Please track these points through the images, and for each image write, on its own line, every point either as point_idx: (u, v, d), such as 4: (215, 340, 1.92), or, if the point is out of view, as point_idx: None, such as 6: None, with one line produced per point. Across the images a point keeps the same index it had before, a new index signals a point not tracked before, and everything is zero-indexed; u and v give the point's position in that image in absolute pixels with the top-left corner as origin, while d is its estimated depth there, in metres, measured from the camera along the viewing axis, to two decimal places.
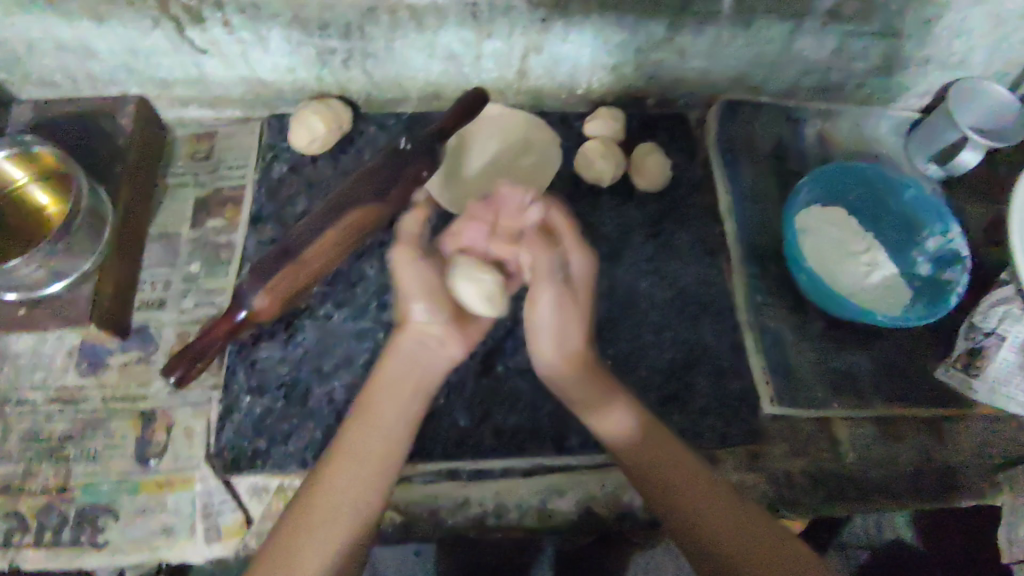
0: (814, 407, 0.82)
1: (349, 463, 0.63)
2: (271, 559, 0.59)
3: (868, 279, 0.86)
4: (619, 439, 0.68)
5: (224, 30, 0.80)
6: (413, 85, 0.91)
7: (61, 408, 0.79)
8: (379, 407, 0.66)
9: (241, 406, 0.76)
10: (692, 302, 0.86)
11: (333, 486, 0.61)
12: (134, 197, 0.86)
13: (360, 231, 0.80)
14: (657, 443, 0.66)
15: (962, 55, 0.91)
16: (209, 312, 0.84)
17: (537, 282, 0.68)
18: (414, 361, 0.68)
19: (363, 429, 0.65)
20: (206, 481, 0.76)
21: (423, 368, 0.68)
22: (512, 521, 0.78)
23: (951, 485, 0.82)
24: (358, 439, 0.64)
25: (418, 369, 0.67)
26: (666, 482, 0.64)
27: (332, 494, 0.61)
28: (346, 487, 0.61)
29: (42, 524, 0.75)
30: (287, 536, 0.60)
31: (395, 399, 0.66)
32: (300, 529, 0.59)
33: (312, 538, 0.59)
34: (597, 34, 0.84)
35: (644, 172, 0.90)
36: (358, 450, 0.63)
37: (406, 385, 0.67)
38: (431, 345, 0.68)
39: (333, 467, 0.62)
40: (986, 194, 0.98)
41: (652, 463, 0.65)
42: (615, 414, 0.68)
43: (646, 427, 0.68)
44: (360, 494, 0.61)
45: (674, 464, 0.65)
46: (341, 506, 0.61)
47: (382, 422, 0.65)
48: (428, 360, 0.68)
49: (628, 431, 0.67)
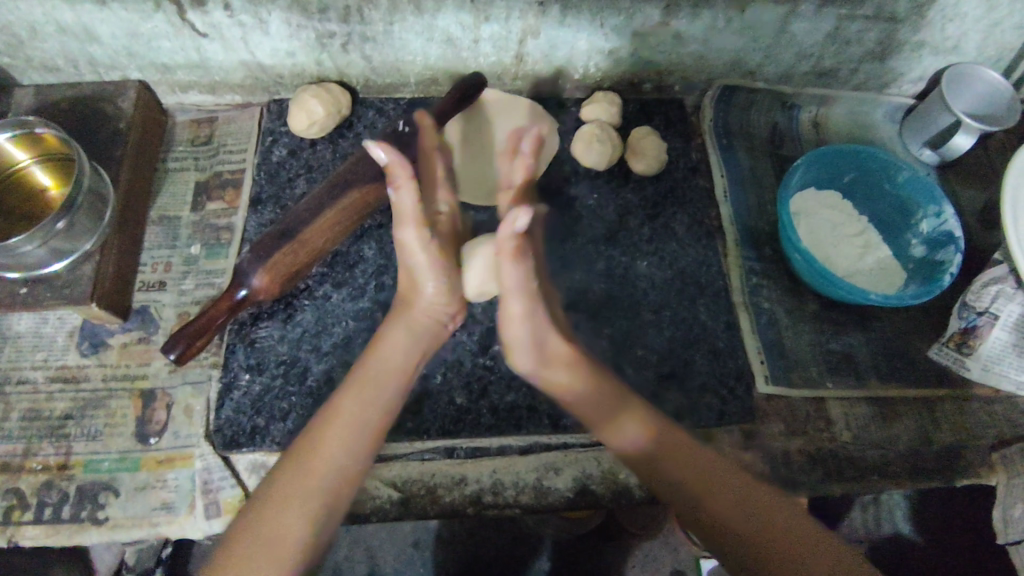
0: (810, 387, 0.83)
1: (345, 426, 0.64)
2: (259, 517, 0.59)
3: (860, 261, 0.88)
4: (634, 453, 0.68)
5: (224, 13, 0.81)
6: (411, 69, 0.92)
7: (62, 387, 0.80)
8: (373, 375, 0.67)
9: (241, 384, 0.76)
10: (688, 283, 0.87)
11: (328, 452, 0.62)
12: (134, 179, 0.86)
13: (358, 212, 0.81)
14: (683, 453, 0.66)
15: (955, 40, 0.92)
16: (209, 293, 0.85)
17: (504, 298, 0.68)
18: (425, 336, 0.71)
19: (361, 391, 0.66)
20: (206, 458, 0.76)
21: (431, 342, 0.72)
22: (509, 498, 0.78)
23: (945, 464, 0.83)
24: (353, 402, 0.65)
25: (429, 343, 0.72)
26: (709, 494, 0.63)
27: (325, 456, 0.62)
28: (339, 454, 0.62)
29: (43, 500, 0.75)
30: (277, 493, 0.60)
31: (390, 363, 0.68)
32: (289, 489, 0.60)
33: (300, 497, 0.60)
34: (593, 18, 0.85)
35: (640, 156, 0.91)
36: (354, 415, 0.65)
37: (403, 355, 0.69)
38: (441, 317, 0.73)
39: (329, 429, 0.63)
40: (981, 179, 0.99)
41: (693, 472, 0.65)
42: (623, 432, 0.68)
43: (669, 441, 0.67)
44: (352, 464, 0.63)
45: (715, 478, 0.64)
46: (330, 470, 0.62)
47: (379, 390, 0.67)
48: (440, 333, 0.73)
49: (646, 447, 0.67)
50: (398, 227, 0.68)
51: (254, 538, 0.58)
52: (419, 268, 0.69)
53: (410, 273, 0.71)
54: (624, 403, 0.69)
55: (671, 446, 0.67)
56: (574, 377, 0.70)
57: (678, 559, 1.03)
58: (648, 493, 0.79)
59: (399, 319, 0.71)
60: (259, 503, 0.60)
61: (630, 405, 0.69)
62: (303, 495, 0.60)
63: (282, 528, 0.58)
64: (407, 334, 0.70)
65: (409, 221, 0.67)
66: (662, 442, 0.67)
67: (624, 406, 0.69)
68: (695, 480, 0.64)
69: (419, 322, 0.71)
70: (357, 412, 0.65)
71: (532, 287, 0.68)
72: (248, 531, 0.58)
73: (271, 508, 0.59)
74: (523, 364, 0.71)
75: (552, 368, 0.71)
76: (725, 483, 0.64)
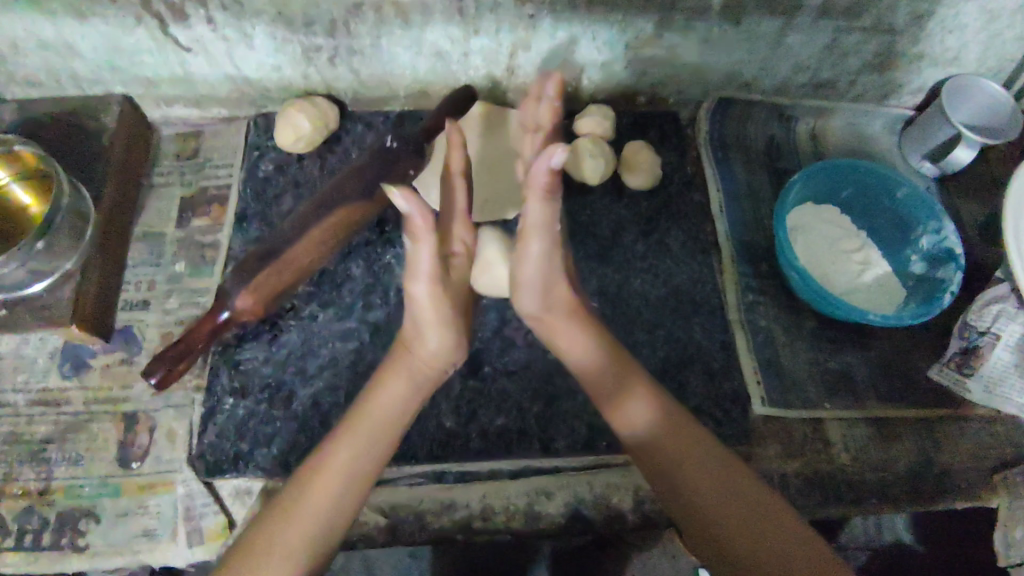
0: (809, 408, 0.81)
1: (335, 482, 0.62)
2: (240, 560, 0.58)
3: (859, 278, 0.86)
4: (639, 431, 0.67)
5: (207, 27, 0.79)
6: (400, 82, 0.90)
7: (42, 410, 0.78)
8: (364, 427, 0.65)
9: (224, 408, 0.75)
10: (683, 301, 0.85)
11: (318, 504, 0.61)
12: (117, 196, 0.85)
13: (346, 232, 0.79)
14: (686, 449, 0.65)
15: (956, 51, 0.90)
16: (193, 313, 0.83)
17: (525, 237, 0.66)
18: (426, 385, 0.69)
19: (354, 441, 0.64)
20: (188, 484, 0.75)
21: (429, 389, 0.69)
22: (499, 524, 0.77)
23: (946, 489, 0.80)
24: (348, 455, 0.63)
25: (428, 391, 0.69)
26: (694, 477, 0.63)
27: (308, 509, 0.60)
28: (324, 508, 0.61)
29: (23, 527, 0.73)
30: (259, 543, 0.58)
31: (388, 419, 0.66)
32: (276, 533, 0.59)
33: (281, 549, 0.58)
34: (585, 31, 0.83)
35: (634, 170, 0.89)
36: (346, 471, 0.63)
37: (397, 406, 0.67)
38: (444, 367, 0.70)
39: (315, 485, 0.62)
40: (981, 192, 0.97)
41: (683, 457, 0.65)
42: (626, 406, 0.68)
43: (676, 428, 0.67)
44: (335, 522, 0.61)
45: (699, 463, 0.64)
46: (313, 527, 0.60)
47: (373, 444, 0.64)
48: (439, 378, 0.70)
49: (648, 429, 0.67)
50: (409, 282, 0.66)
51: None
52: (424, 320, 0.67)
53: (415, 322, 0.68)
54: (630, 391, 0.68)
55: (682, 436, 0.66)
56: (585, 335, 0.71)
57: None
58: (641, 518, 0.78)
59: (399, 369, 0.68)
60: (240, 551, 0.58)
61: (634, 384, 0.69)
62: (285, 549, 0.58)
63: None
64: (406, 384, 0.67)
65: (422, 278, 0.65)
66: (666, 429, 0.67)
67: (632, 384, 0.69)
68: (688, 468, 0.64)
69: (420, 371, 0.68)
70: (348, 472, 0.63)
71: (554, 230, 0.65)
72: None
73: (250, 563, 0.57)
74: (526, 306, 0.70)
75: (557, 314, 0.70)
76: (713, 470, 0.64)
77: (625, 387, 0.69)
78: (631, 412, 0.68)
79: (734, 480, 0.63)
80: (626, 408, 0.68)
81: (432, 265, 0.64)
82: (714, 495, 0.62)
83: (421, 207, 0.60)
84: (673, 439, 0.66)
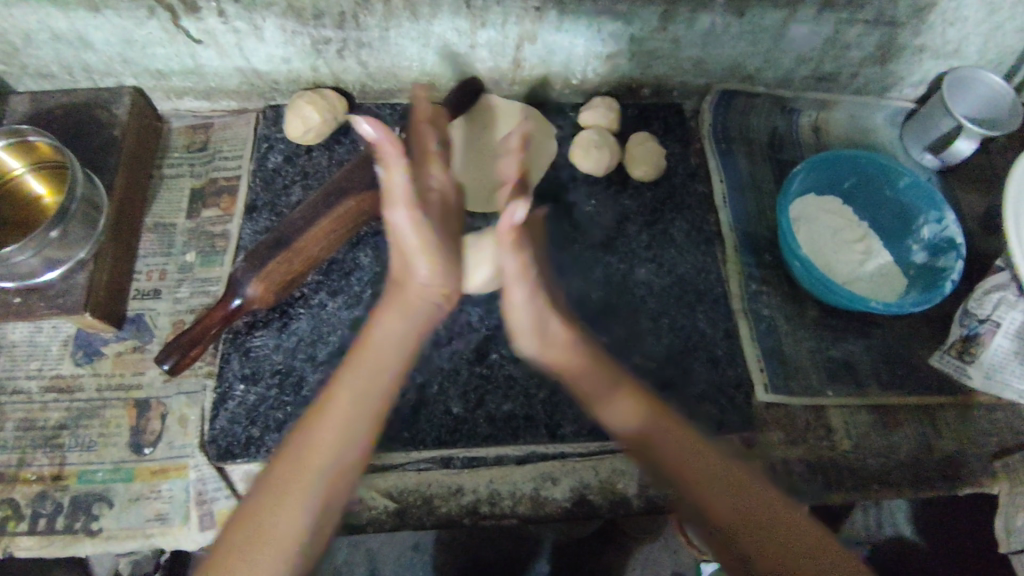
0: (810, 395, 0.83)
1: (342, 422, 0.60)
2: (249, 512, 0.56)
3: (861, 267, 0.87)
4: (626, 430, 0.64)
5: (219, 20, 0.81)
6: (407, 75, 0.91)
7: (56, 397, 0.79)
8: (366, 358, 0.64)
9: (235, 394, 0.76)
10: (686, 290, 0.86)
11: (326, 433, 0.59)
12: (128, 186, 0.86)
13: (355, 220, 0.80)
14: (678, 441, 0.62)
15: (957, 44, 0.92)
16: (204, 301, 0.84)
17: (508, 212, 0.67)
18: (422, 318, 0.66)
19: (356, 380, 0.62)
20: (200, 469, 0.76)
21: (424, 329, 0.67)
22: (506, 509, 0.78)
23: (947, 475, 0.81)
24: (350, 384, 0.62)
25: (422, 329, 0.67)
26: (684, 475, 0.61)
27: (318, 453, 0.58)
28: (335, 449, 0.59)
29: (37, 511, 0.74)
30: (271, 483, 0.58)
31: (389, 359, 0.64)
32: (288, 472, 0.58)
33: (295, 495, 0.57)
34: (590, 23, 0.85)
35: (638, 161, 0.90)
36: (351, 400, 0.61)
37: (397, 338, 0.65)
38: (436, 301, 0.67)
39: (320, 425, 0.60)
40: (982, 184, 0.98)
41: (680, 456, 0.62)
42: (613, 406, 0.65)
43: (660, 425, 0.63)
44: (346, 461, 0.59)
45: (705, 465, 0.61)
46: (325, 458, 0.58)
47: (378, 371, 0.63)
48: (432, 315, 0.67)
49: (636, 429, 0.64)
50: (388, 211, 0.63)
51: (247, 546, 0.55)
52: (410, 248, 0.63)
53: (402, 252, 0.65)
54: (611, 391, 0.65)
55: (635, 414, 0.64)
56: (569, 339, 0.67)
57: (679, 562, 1.07)
58: (646, 503, 0.78)
59: (394, 303, 0.66)
60: (250, 502, 0.57)
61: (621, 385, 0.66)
62: (298, 495, 0.57)
63: (275, 528, 0.55)
64: (399, 320, 0.66)
65: (399, 203, 0.62)
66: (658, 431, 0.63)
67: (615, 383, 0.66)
68: (681, 462, 0.62)
69: (413, 306, 0.66)
70: (354, 399, 0.61)
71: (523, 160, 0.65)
72: (244, 530, 0.56)
73: (262, 503, 0.57)
74: (526, 295, 0.71)
75: (557, 352, 0.66)
76: (722, 478, 0.60)
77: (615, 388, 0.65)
78: (610, 417, 0.65)
79: (737, 483, 0.60)
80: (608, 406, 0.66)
81: (411, 190, 0.61)
82: (715, 498, 0.60)
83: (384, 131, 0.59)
84: (663, 437, 0.63)
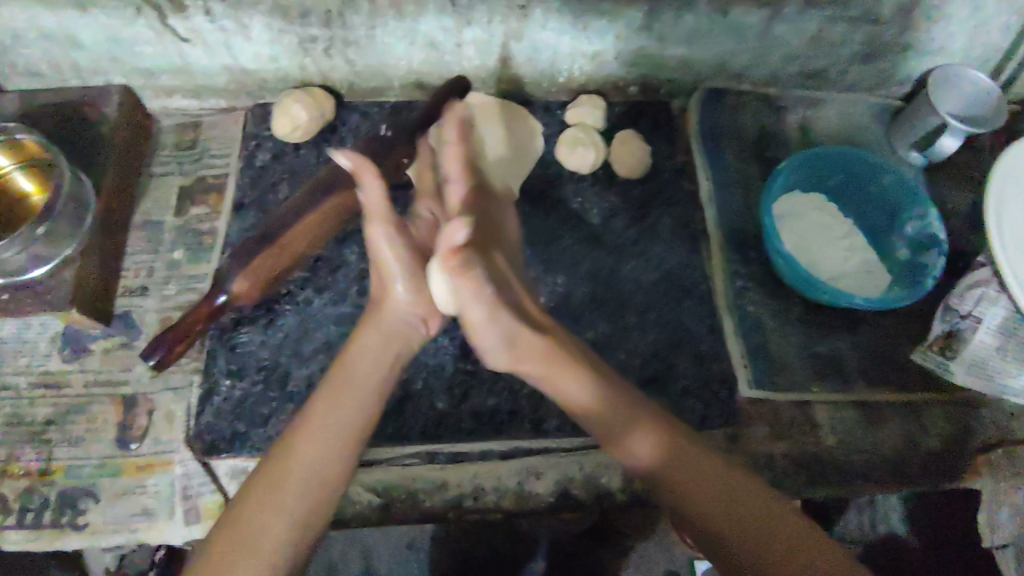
0: (794, 391, 0.83)
1: (318, 440, 0.61)
2: (231, 524, 0.57)
3: (846, 263, 0.88)
4: (645, 465, 0.67)
5: (206, 18, 0.81)
6: (395, 73, 0.92)
7: (43, 393, 0.80)
8: (340, 381, 0.66)
9: (221, 390, 0.76)
10: (671, 287, 0.87)
11: (305, 452, 0.61)
12: (116, 184, 0.86)
13: (341, 217, 0.80)
14: (698, 479, 0.64)
15: (942, 41, 0.92)
16: (191, 298, 0.85)
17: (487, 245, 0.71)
18: (399, 336, 0.70)
19: (336, 396, 0.64)
20: (186, 464, 0.76)
21: (402, 346, 0.70)
22: (490, 503, 0.79)
23: (930, 471, 0.82)
24: (328, 405, 0.64)
25: (401, 347, 0.70)
26: (693, 498, 0.64)
27: (296, 467, 0.60)
28: (310, 464, 0.60)
29: (24, 506, 0.75)
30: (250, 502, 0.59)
31: (373, 373, 0.67)
32: (265, 492, 0.59)
33: (274, 507, 0.58)
34: (575, 21, 0.85)
35: (624, 158, 0.91)
36: (327, 422, 0.63)
37: (374, 359, 0.68)
38: (412, 323, 0.71)
39: (298, 443, 0.61)
40: (968, 181, 0.99)
41: (678, 480, 0.65)
42: (631, 443, 0.67)
43: (673, 453, 0.66)
44: (327, 475, 0.61)
45: (720, 483, 0.64)
46: (306, 476, 0.60)
47: (351, 394, 0.65)
48: (411, 338, 0.71)
49: (652, 464, 0.66)
50: (368, 225, 0.69)
51: (230, 547, 0.56)
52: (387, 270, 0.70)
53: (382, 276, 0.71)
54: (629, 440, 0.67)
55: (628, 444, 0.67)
56: (584, 387, 0.68)
57: (672, 559, 1.07)
58: (628, 497, 0.80)
59: (371, 321, 0.70)
60: (233, 509, 0.59)
61: (639, 416, 0.68)
62: (277, 506, 0.58)
63: (259, 543, 0.56)
64: (377, 334, 0.69)
65: (378, 219, 0.67)
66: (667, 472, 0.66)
67: (634, 418, 0.68)
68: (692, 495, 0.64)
69: (390, 325, 0.70)
70: (333, 420, 0.63)
71: (487, 295, 0.64)
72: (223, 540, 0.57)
73: (245, 516, 0.58)
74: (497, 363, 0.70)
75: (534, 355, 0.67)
76: (728, 487, 0.64)
77: (627, 428, 0.67)
78: (630, 455, 0.68)
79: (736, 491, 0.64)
80: (627, 438, 0.67)
81: (386, 207, 0.67)
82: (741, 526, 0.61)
83: (358, 160, 0.65)
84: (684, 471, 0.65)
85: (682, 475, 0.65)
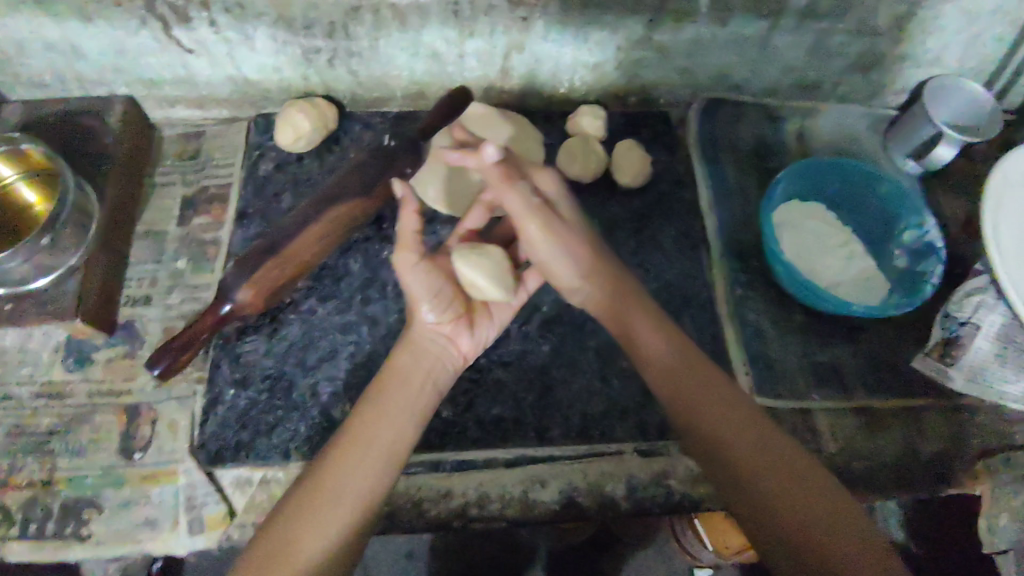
0: (796, 397, 0.84)
1: (363, 446, 0.60)
2: (278, 529, 0.56)
3: (844, 271, 0.89)
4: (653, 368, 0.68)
5: (210, 29, 0.82)
6: (398, 84, 0.93)
7: (46, 403, 0.79)
8: (382, 394, 0.65)
9: (226, 399, 0.77)
10: (673, 295, 0.88)
11: (352, 458, 0.60)
12: (120, 193, 0.86)
13: (346, 225, 0.80)
14: (699, 385, 0.65)
15: (936, 52, 0.94)
16: (195, 307, 0.85)
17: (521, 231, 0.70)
18: (433, 358, 0.68)
19: (375, 416, 0.63)
20: (190, 474, 0.76)
21: (436, 369, 0.68)
22: (495, 512, 0.77)
23: (931, 476, 0.82)
24: (376, 416, 0.62)
25: (435, 369, 0.68)
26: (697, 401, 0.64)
27: (339, 479, 0.58)
28: (357, 471, 0.59)
29: (27, 517, 0.75)
30: (299, 504, 0.57)
31: (409, 391, 0.65)
32: (313, 496, 0.57)
33: (322, 514, 0.56)
34: (576, 33, 0.86)
35: (625, 169, 0.91)
36: (373, 434, 0.61)
37: (413, 372, 0.66)
38: (446, 345, 0.70)
39: (344, 454, 0.60)
40: (963, 190, 1.00)
41: (737, 444, 0.61)
42: (645, 348, 0.70)
43: (682, 371, 0.66)
44: (370, 486, 0.59)
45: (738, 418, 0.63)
46: (351, 487, 0.58)
47: (394, 406, 0.64)
48: (443, 355, 0.69)
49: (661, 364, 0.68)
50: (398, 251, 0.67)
51: (280, 548, 0.55)
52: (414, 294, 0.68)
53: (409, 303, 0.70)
54: (634, 324, 0.71)
55: (684, 393, 0.65)
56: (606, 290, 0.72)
57: (672, 568, 1.09)
58: (635, 506, 0.79)
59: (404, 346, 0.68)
60: (282, 511, 0.57)
61: (641, 323, 0.71)
62: (323, 511, 0.57)
63: (303, 544, 0.55)
64: (412, 356, 0.67)
65: (407, 246, 0.67)
66: (681, 377, 0.66)
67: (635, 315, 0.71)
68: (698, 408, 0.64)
69: (423, 347, 0.68)
70: (377, 430, 0.62)
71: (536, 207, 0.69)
72: (267, 545, 0.55)
73: (294, 517, 0.56)
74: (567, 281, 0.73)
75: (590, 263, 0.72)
76: (730, 408, 0.63)
77: (641, 338, 0.70)
78: (641, 347, 0.70)
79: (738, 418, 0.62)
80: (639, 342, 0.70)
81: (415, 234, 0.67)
82: (776, 489, 0.58)
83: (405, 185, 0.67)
84: (682, 379, 0.66)
85: (687, 390, 0.65)
